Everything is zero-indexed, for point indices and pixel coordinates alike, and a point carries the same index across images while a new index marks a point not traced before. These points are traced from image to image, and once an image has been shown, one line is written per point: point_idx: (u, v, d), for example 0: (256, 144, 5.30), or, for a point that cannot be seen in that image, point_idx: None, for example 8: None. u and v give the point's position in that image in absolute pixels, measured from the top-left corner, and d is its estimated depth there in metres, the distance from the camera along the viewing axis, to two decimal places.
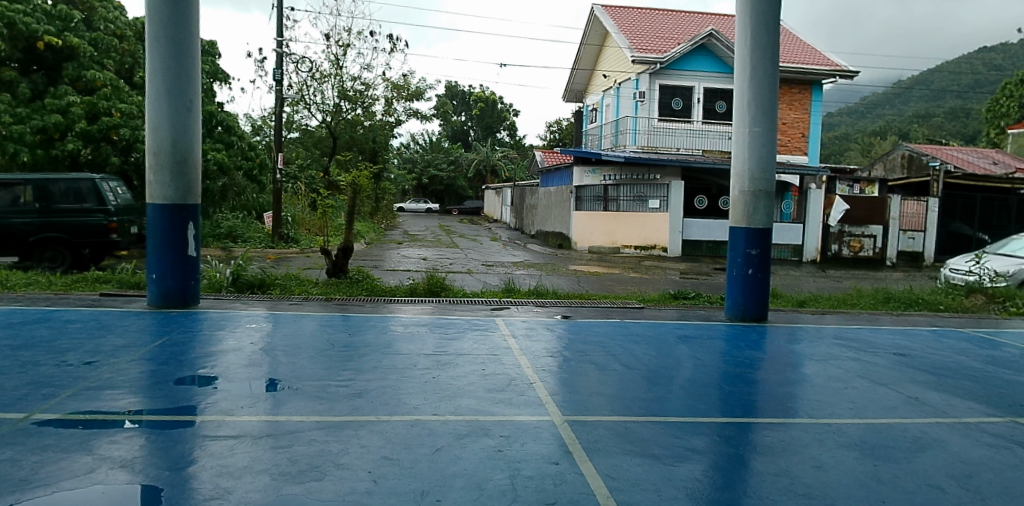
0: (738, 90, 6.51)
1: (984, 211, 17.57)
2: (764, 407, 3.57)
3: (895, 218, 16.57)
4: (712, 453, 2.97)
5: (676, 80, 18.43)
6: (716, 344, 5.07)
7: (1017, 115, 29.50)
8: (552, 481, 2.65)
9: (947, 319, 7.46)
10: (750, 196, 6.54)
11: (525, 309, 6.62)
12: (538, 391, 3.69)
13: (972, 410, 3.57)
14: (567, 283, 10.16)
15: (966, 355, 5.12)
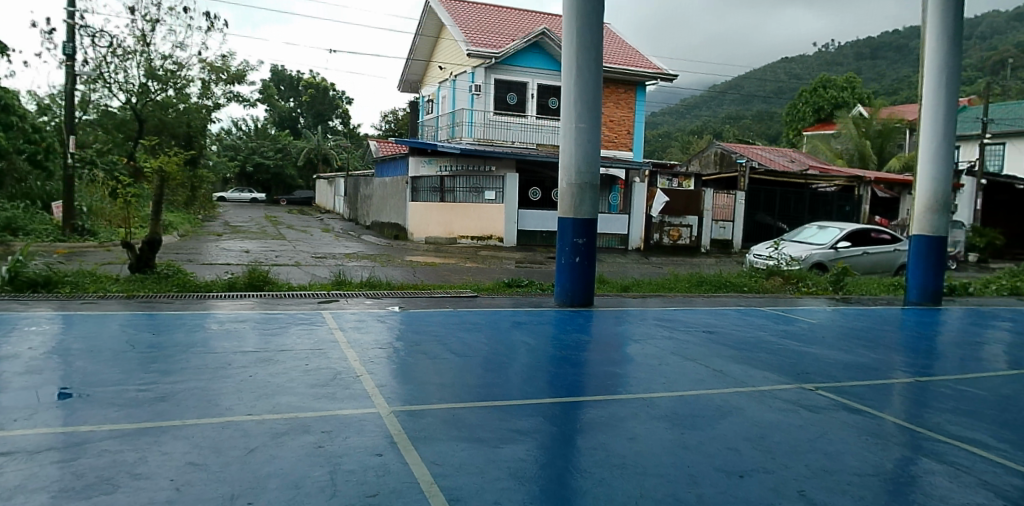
0: (566, 87, 6.86)
1: (783, 203, 19.42)
2: (589, 387, 3.74)
3: (708, 209, 18.26)
4: (538, 435, 3.08)
5: (512, 76, 19.09)
6: (546, 329, 5.28)
7: (811, 120, 34.61)
8: (374, 472, 2.57)
9: (750, 299, 8.38)
10: (576, 189, 6.93)
11: (356, 301, 6.49)
12: (364, 383, 3.60)
13: (766, 380, 4.04)
14: (402, 274, 10.13)
15: (764, 330, 5.79)
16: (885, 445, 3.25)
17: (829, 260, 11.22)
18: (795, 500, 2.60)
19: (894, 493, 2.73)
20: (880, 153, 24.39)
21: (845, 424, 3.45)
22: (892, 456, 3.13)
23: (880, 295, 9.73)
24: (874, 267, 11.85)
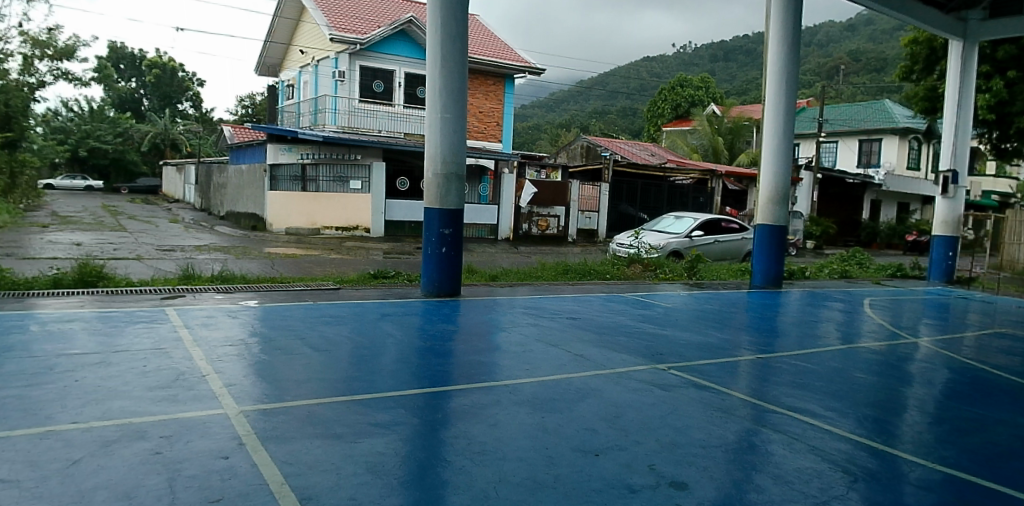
0: (431, 76, 6.90)
1: (644, 194, 20.52)
2: (452, 377, 3.77)
3: (574, 199, 19.07)
4: (401, 427, 3.06)
5: (378, 63, 18.84)
6: (412, 320, 5.26)
7: (669, 116, 36.00)
8: (219, 476, 2.43)
9: (614, 285, 8.83)
10: (442, 179, 7.01)
11: (205, 296, 6.14)
12: (210, 383, 3.40)
13: (623, 362, 4.30)
14: (259, 267, 9.73)
15: (624, 314, 6.13)
16: (730, 418, 3.57)
17: (684, 248, 12.05)
18: (650, 478, 2.80)
19: (736, 466, 3.03)
20: (732, 148, 25.92)
21: (694, 400, 3.75)
22: (734, 427, 3.46)
23: (728, 279, 10.53)
24: (724, 254, 12.85)
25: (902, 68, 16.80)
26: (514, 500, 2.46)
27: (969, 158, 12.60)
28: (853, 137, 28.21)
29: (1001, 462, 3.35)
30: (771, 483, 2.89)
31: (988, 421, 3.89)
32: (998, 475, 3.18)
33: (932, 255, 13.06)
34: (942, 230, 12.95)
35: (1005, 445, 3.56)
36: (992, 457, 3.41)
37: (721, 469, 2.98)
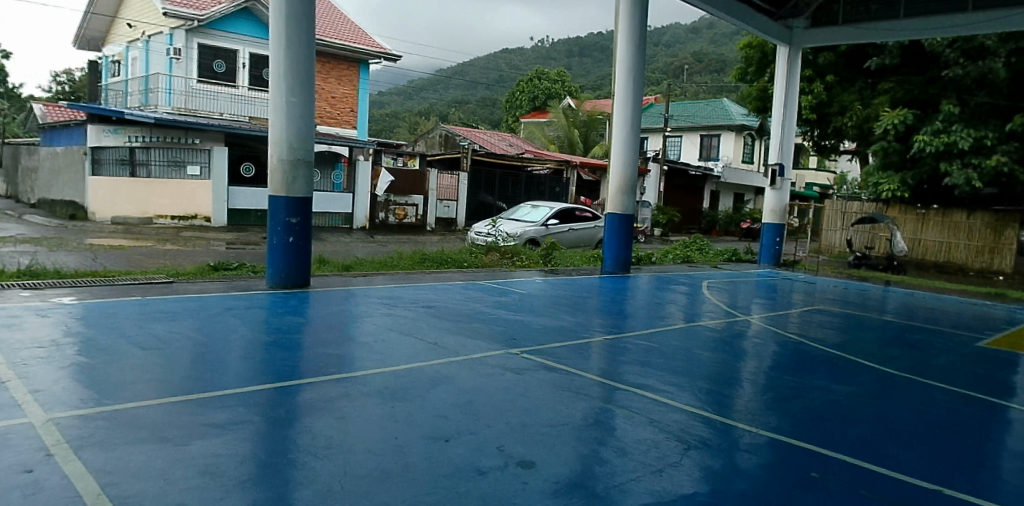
0: (275, 57, 6.76)
1: (503, 183, 21.16)
2: (298, 371, 3.68)
3: (432, 189, 19.34)
4: (242, 425, 2.93)
5: (218, 41, 17.87)
6: (256, 313, 5.06)
7: (527, 107, 36.42)
8: (21, 492, 2.18)
9: (470, 272, 9.06)
10: (288, 165, 6.90)
11: (11, 293, 5.51)
12: (14, 389, 3.07)
13: (476, 348, 4.43)
14: (78, 260, 8.83)
15: (481, 301, 6.27)
16: (581, 397, 3.77)
17: (540, 236, 12.45)
18: (499, 459, 2.90)
19: (584, 443, 3.22)
20: (586, 141, 26.40)
21: (545, 381, 3.93)
22: (581, 406, 3.65)
23: (581, 265, 11.14)
24: (578, 241, 13.46)
25: (738, 70, 18.43)
26: (358, 492, 2.42)
27: (792, 154, 14.34)
28: (695, 133, 30.34)
29: (809, 425, 3.83)
30: (615, 456, 3.11)
31: (801, 387, 4.42)
32: (808, 438, 3.64)
33: (762, 241, 14.69)
34: (771, 218, 14.61)
35: (813, 408, 4.08)
36: (803, 420, 3.89)
37: (569, 446, 3.16)
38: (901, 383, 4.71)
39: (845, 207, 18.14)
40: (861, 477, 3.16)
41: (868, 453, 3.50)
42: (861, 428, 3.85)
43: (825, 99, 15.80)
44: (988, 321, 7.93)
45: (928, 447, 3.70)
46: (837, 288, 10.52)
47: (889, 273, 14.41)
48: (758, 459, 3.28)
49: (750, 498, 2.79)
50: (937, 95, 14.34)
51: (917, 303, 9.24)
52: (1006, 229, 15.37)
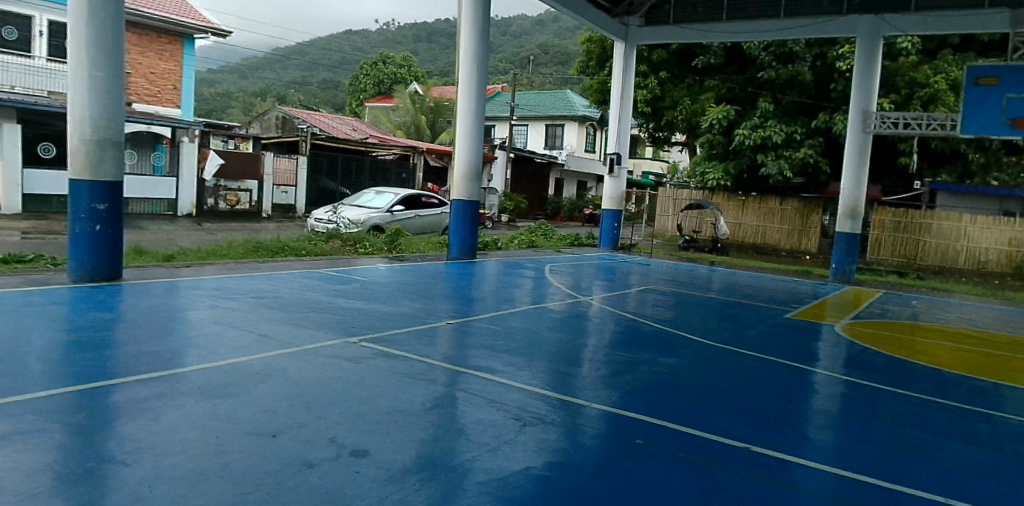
0: (73, 28, 6.23)
1: (345, 169, 20.80)
2: (110, 372, 3.45)
3: (268, 174, 18.62)
4: (43, 431, 2.70)
5: (9, 5, 15.89)
6: (55, 311, 4.62)
7: (371, 91, 35.65)
8: None
9: (308, 261, 8.93)
10: (93, 146, 6.42)
11: None
12: None
13: (310, 338, 4.46)
14: None
15: (318, 291, 6.24)
16: (425, 382, 3.87)
17: (386, 222, 12.75)
18: (331, 450, 2.87)
19: (423, 426, 3.32)
20: (433, 127, 26.67)
21: (382, 368, 4.02)
22: (420, 392, 3.76)
23: (426, 252, 11.44)
24: (425, 227, 13.84)
25: (580, 63, 19.68)
26: (174, 493, 2.31)
27: (627, 144, 15.81)
28: (541, 122, 31.61)
29: (637, 395, 4.19)
30: (453, 437, 3.24)
31: (631, 360, 4.81)
32: (636, 407, 4.01)
33: (602, 226, 15.97)
34: (609, 205, 15.84)
35: (642, 380, 4.46)
36: (633, 391, 4.24)
37: (406, 430, 3.23)
38: (719, 353, 5.26)
39: (675, 194, 19.79)
40: (675, 440, 3.58)
41: (686, 416, 3.97)
42: (682, 395, 4.28)
43: (658, 94, 17.52)
44: (786, 294, 9.13)
45: (738, 408, 4.20)
46: (669, 269, 11.44)
47: (713, 254, 16.22)
48: (588, 432, 3.58)
49: (577, 467, 3.08)
50: (755, 93, 17.06)
51: (734, 281, 10.26)
52: (811, 214, 18.10)
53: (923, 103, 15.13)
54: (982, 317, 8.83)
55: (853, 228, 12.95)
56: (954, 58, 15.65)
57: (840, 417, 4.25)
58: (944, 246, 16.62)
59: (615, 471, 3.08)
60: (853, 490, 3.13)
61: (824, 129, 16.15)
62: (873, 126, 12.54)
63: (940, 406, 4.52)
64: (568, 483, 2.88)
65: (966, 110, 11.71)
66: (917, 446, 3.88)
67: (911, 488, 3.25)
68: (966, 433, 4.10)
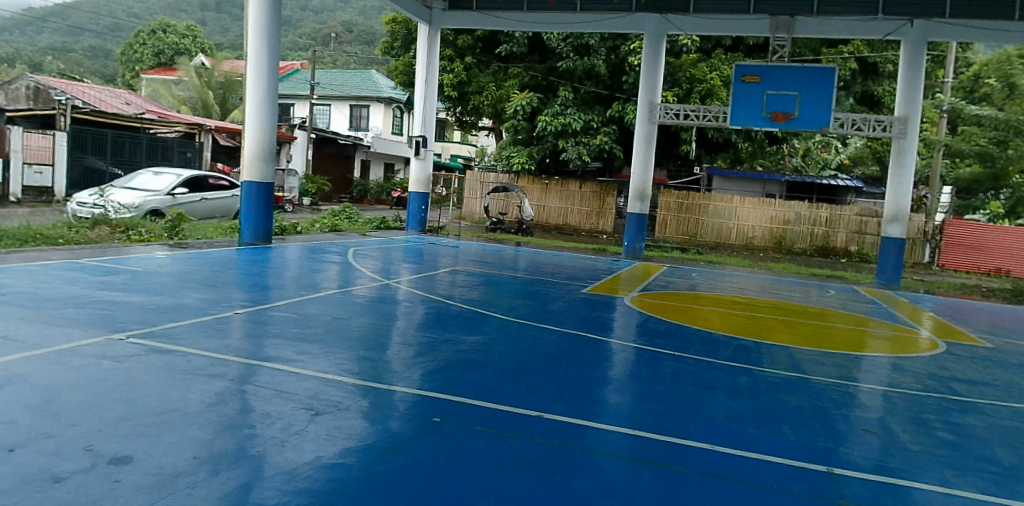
0: None
1: (116, 148, 18.47)
2: None
3: (16, 151, 16.23)
4: None
5: None
6: None
7: (149, 63, 34.38)
8: None
9: (72, 250, 8.08)
10: None
11: None
12: None
13: (63, 337, 4.02)
14: None
15: (78, 284, 5.65)
16: (209, 379, 3.69)
17: (165, 206, 12.20)
18: (84, 461, 2.57)
19: (202, 424, 3.13)
20: (224, 105, 25.48)
21: (155, 366, 3.75)
22: (200, 388, 3.56)
23: (214, 237, 11.29)
24: (212, 212, 13.57)
25: (386, 44, 21.08)
26: None
27: (433, 128, 16.65)
28: (345, 103, 30.85)
29: (439, 374, 4.31)
30: (237, 432, 3.09)
31: (431, 341, 4.92)
32: (437, 386, 4.13)
33: (409, 209, 16.83)
34: (416, 187, 16.77)
35: (442, 359, 4.56)
36: (434, 370, 4.36)
37: (180, 430, 3.01)
38: (520, 328, 5.56)
39: (482, 178, 20.67)
40: (474, 414, 3.82)
41: (486, 388, 4.18)
42: (483, 370, 4.48)
43: (464, 79, 18.89)
44: (584, 271, 9.93)
45: (534, 378, 4.49)
46: (478, 251, 12.41)
47: (519, 236, 17.75)
48: (386, 415, 3.63)
49: (374, 449, 3.14)
50: (556, 82, 18.97)
51: (536, 260, 11.23)
52: (608, 196, 19.59)
53: (701, 97, 17.07)
54: (747, 285, 10.44)
55: (642, 209, 14.94)
56: (724, 58, 17.84)
57: (627, 379, 4.73)
58: (719, 224, 19.01)
59: (413, 449, 3.21)
60: (629, 449, 3.59)
61: (617, 118, 18.29)
62: (659, 117, 14.49)
63: (709, 364, 5.18)
64: (362, 466, 2.91)
65: (735, 103, 13.49)
66: (685, 401, 4.44)
67: (676, 441, 3.81)
68: (729, 385, 4.77)
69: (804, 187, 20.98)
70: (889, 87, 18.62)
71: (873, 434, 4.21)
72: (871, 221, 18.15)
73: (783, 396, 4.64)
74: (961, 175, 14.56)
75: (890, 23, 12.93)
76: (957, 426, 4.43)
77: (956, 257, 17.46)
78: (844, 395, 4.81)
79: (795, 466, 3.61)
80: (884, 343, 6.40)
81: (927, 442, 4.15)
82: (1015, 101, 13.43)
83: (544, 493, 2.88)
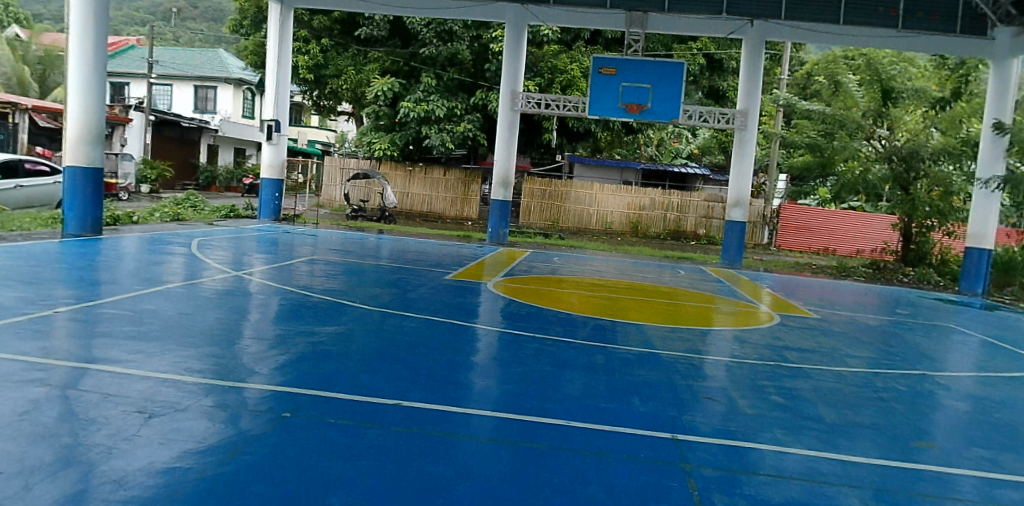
0: None
1: None
2: None
3: None
4: None
5: None
6: None
7: None
8: None
9: None
10: None
11: None
12: None
13: None
14: None
15: None
16: (27, 387, 3.40)
17: None
18: None
19: (14, 435, 2.86)
20: (43, 81, 24.10)
21: None
22: (14, 397, 3.26)
23: (31, 229, 10.54)
24: (28, 201, 12.95)
25: (234, 22, 20.52)
26: None
27: (287, 112, 16.40)
28: (189, 83, 29.10)
29: (290, 370, 4.23)
30: (57, 441, 2.86)
31: (282, 335, 4.87)
32: (288, 383, 4.02)
33: (262, 197, 16.24)
34: (269, 174, 16.26)
35: (294, 354, 4.51)
36: (286, 367, 4.27)
37: None
38: (380, 318, 5.68)
39: (342, 164, 21.49)
40: (329, 407, 3.75)
41: (343, 381, 4.14)
42: (340, 363, 4.44)
43: (321, 62, 19.32)
44: (451, 259, 10.75)
45: (394, 367, 4.50)
46: (338, 239, 12.70)
47: (382, 223, 17.90)
48: (232, 413, 3.50)
49: (216, 450, 3.01)
50: (418, 67, 19.55)
51: (401, 247, 12.04)
52: (471, 184, 21.08)
53: (562, 87, 17.92)
54: (606, 268, 11.41)
55: (505, 196, 15.67)
56: (585, 49, 18.71)
57: (488, 362, 4.85)
58: (580, 211, 20.85)
59: (260, 448, 3.09)
60: (490, 431, 3.67)
61: (481, 106, 19.12)
62: (521, 105, 15.31)
63: (565, 344, 5.46)
64: (201, 470, 2.77)
65: (593, 94, 14.44)
66: (543, 380, 4.62)
67: (536, 420, 3.94)
68: (585, 363, 5.03)
69: (657, 174, 22.93)
70: (732, 82, 20.18)
71: (715, 400, 4.58)
72: (716, 206, 20.63)
73: (636, 371, 4.96)
74: (794, 163, 15.85)
75: (732, 23, 14.27)
76: (786, 388, 4.93)
77: (790, 238, 20.35)
78: (691, 367, 5.21)
79: (645, 436, 3.85)
80: (729, 319, 7.20)
81: (761, 406, 4.57)
82: (838, 98, 15.30)
83: (398, 483, 2.87)
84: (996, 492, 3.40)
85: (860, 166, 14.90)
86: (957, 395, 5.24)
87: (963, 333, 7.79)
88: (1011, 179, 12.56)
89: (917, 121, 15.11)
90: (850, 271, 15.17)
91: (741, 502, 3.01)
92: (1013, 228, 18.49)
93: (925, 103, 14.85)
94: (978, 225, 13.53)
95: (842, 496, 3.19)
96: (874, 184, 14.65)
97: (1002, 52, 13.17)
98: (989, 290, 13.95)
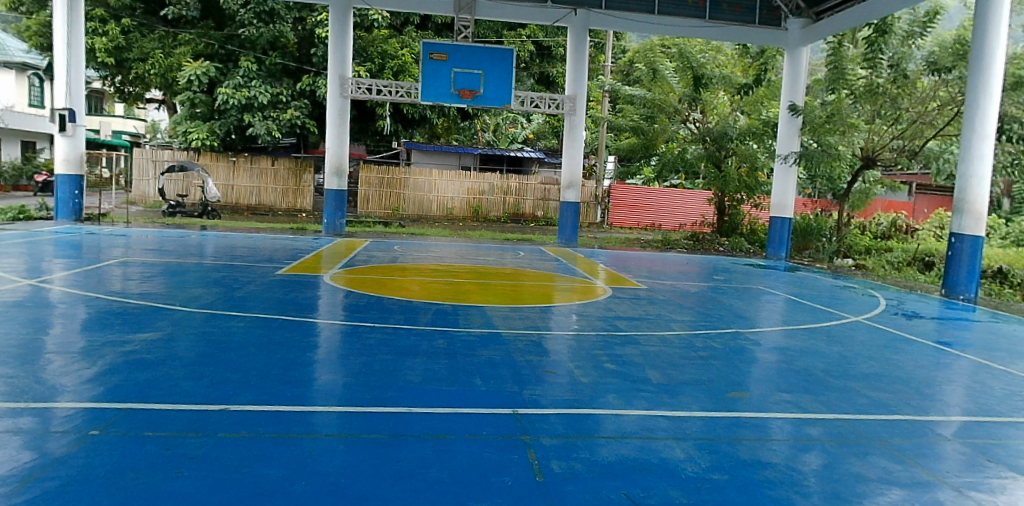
0: None
1: None
2: None
3: None
4: None
5: None
6: None
7: None
8: None
9: None
10: None
11: None
12: None
13: None
14: None
15: None
16: None
17: None
18: None
19: None
20: None
21: None
22: None
23: None
24: None
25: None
26: None
27: (83, 101, 14.80)
28: None
29: (102, 382, 3.90)
30: None
31: (88, 347, 4.55)
32: (97, 397, 3.68)
33: (58, 194, 14.70)
34: (65, 168, 14.71)
35: (104, 366, 4.19)
36: (94, 380, 3.94)
37: None
38: (203, 320, 5.57)
39: (154, 156, 19.84)
40: (142, 420, 3.41)
41: (162, 391, 3.85)
42: (161, 372, 4.18)
43: (122, 44, 17.68)
44: (284, 252, 10.45)
45: (219, 374, 4.25)
46: (154, 238, 11.77)
47: (202, 218, 16.89)
48: (31, 436, 3.13)
49: (9, 479, 2.67)
50: (235, 50, 18.67)
51: (227, 243, 11.40)
52: (302, 174, 20.53)
53: (393, 73, 17.91)
54: (447, 253, 11.67)
55: (339, 185, 15.34)
56: (415, 35, 18.85)
57: (326, 357, 4.78)
58: (419, 197, 20.98)
59: (61, 472, 2.77)
60: (329, 424, 3.55)
61: (309, 92, 18.69)
62: (351, 91, 14.88)
63: (407, 334, 5.53)
64: None
65: (425, 80, 14.59)
66: (387, 371, 4.58)
67: (380, 407, 3.87)
68: (425, 349, 5.15)
69: (495, 159, 23.67)
70: (561, 69, 21.25)
71: (553, 373, 4.79)
72: (552, 189, 21.76)
73: (478, 352, 5.15)
74: (621, 145, 16.97)
75: (557, 10, 15.14)
76: (617, 356, 5.33)
77: (620, 216, 21.89)
78: (531, 344, 5.48)
79: (489, 413, 3.92)
80: (567, 294, 7.78)
81: (597, 373, 4.86)
82: (656, 83, 16.44)
83: (229, 488, 2.69)
84: (799, 430, 3.89)
85: (678, 146, 16.42)
86: (765, 348, 5.93)
87: (769, 292, 8.86)
88: (806, 154, 14.30)
89: (725, 104, 16.89)
90: (674, 244, 16.59)
91: (578, 465, 3.17)
92: (806, 199, 21.53)
93: (732, 88, 16.42)
94: (779, 196, 15.22)
95: (669, 449, 3.48)
96: (691, 163, 16.13)
97: (794, 40, 15.00)
98: (790, 253, 15.86)
